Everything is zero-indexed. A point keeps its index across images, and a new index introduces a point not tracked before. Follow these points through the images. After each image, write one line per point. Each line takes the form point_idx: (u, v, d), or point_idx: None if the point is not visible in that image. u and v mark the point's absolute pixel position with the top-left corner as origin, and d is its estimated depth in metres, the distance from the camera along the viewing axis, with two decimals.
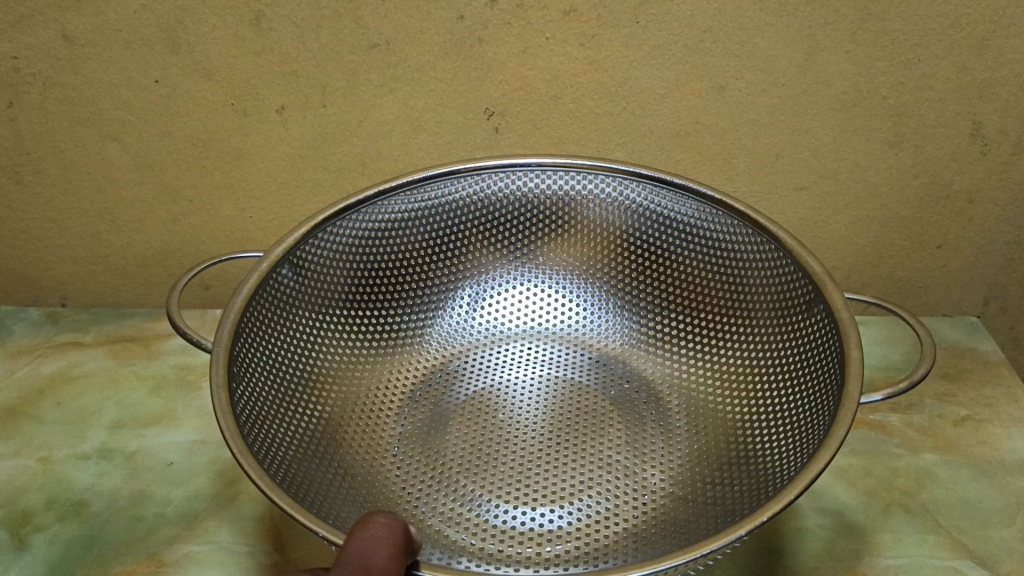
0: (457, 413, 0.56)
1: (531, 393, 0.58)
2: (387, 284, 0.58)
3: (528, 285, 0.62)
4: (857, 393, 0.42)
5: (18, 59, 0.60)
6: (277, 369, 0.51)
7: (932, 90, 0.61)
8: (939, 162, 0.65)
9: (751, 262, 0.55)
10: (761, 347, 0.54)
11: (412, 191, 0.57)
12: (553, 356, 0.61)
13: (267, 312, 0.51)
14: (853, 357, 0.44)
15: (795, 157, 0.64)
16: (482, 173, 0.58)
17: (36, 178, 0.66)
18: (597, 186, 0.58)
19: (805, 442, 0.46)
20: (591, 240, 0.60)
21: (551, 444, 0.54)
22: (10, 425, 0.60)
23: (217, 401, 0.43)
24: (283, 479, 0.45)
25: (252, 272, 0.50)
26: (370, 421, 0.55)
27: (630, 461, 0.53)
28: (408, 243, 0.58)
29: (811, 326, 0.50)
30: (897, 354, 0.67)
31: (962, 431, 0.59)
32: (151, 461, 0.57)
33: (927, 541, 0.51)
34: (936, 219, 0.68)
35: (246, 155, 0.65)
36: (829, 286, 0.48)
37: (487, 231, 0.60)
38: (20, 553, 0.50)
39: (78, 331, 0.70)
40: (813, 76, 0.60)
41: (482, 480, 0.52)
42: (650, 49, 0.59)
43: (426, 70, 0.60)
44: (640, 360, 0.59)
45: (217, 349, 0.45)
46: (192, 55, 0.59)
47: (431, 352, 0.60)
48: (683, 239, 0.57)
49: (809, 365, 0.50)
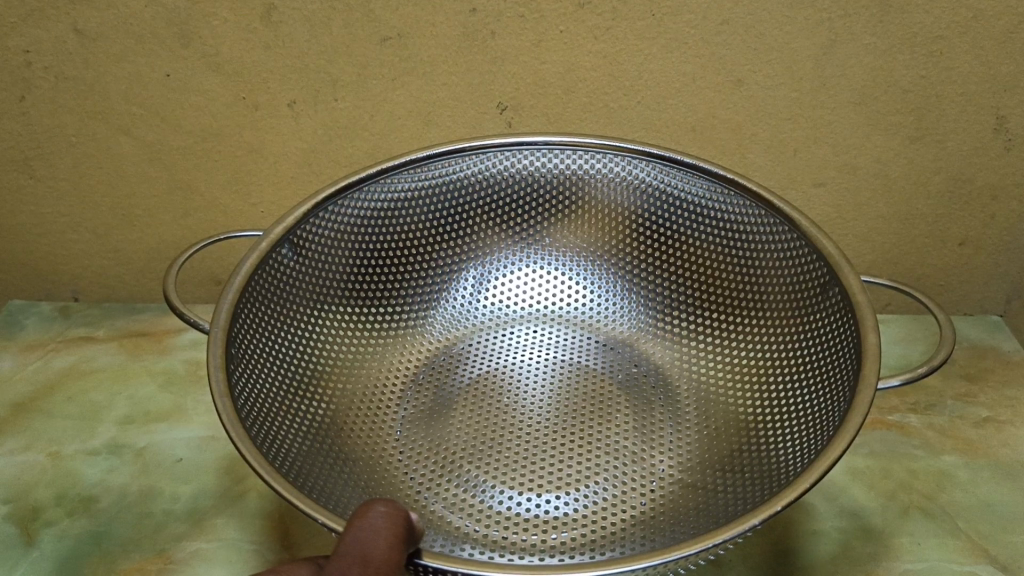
0: (461, 396, 0.56)
1: (538, 377, 0.57)
2: (391, 263, 0.58)
3: (534, 268, 0.61)
4: (874, 379, 0.41)
5: (29, 53, 0.60)
6: (278, 353, 0.51)
7: (955, 84, 0.59)
8: (961, 157, 0.63)
9: (764, 244, 0.53)
10: (773, 332, 0.53)
11: (417, 170, 0.56)
12: (560, 340, 0.60)
13: (267, 292, 0.51)
14: (870, 340, 0.43)
15: (813, 152, 0.63)
16: (488, 153, 0.57)
17: (48, 172, 0.66)
18: (605, 165, 0.57)
19: (818, 430, 0.45)
20: (599, 221, 0.59)
21: (556, 429, 0.53)
22: (21, 419, 0.59)
23: (215, 382, 0.42)
24: (284, 465, 0.44)
25: (251, 250, 0.49)
26: (374, 405, 0.55)
27: (638, 447, 0.52)
28: (413, 222, 0.58)
29: (826, 312, 0.49)
30: (917, 353, 0.66)
31: (983, 432, 0.57)
32: (160, 457, 0.56)
33: (946, 545, 0.49)
34: (958, 215, 0.67)
35: (258, 150, 0.65)
36: (843, 271, 0.47)
37: (494, 211, 0.59)
38: (28, 549, 0.50)
39: (90, 325, 0.70)
40: (832, 70, 0.59)
41: (487, 465, 0.51)
42: (666, 42, 0.58)
43: (437, 64, 0.59)
44: (648, 345, 0.58)
45: (214, 329, 0.44)
46: (203, 49, 0.59)
47: (435, 334, 0.59)
48: (692, 221, 0.56)
49: (823, 352, 0.49)
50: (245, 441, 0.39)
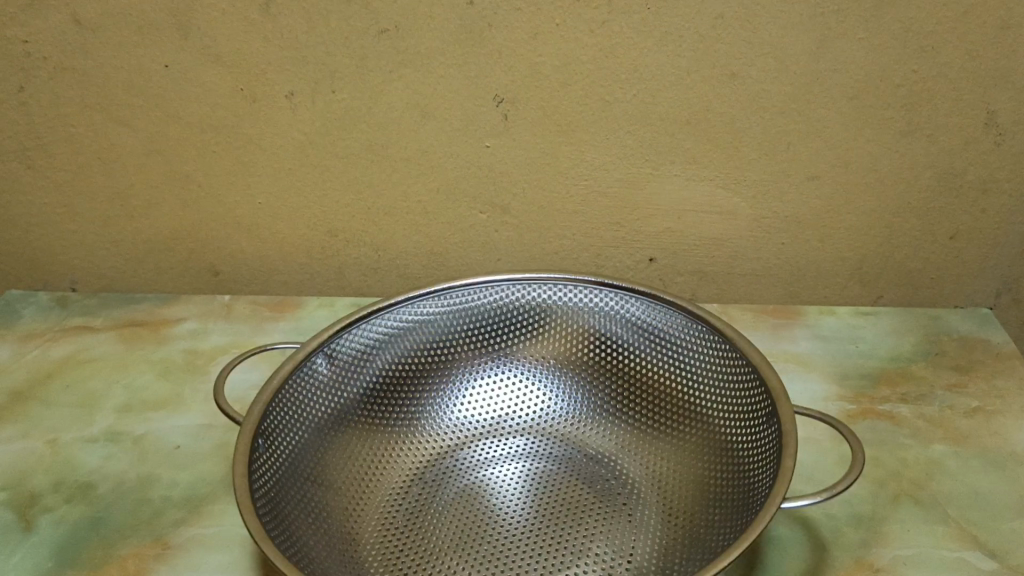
0: (453, 496, 0.54)
1: (514, 485, 0.55)
2: (396, 379, 0.58)
3: (523, 380, 0.61)
4: (791, 467, 0.43)
5: (29, 43, 0.60)
6: (294, 450, 0.51)
7: (946, 79, 0.60)
8: (952, 152, 0.64)
9: (704, 359, 0.55)
10: (715, 444, 0.53)
11: (436, 296, 0.58)
12: (539, 449, 0.58)
13: (297, 398, 0.52)
14: (786, 464, 0.43)
15: (807, 146, 0.64)
16: (497, 284, 0.59)
17: (46, 162, 0.66)
18: (577, 296, 0.60)
19: (746, 513, 0.45)
20: (575, 346, 0.60)
21: (533, 530, 0.51)
22: (19, 407, 0.60)
23: (238, 466, 0.44)
24: (273, 525, 0.44)
25: (288, 359, 0.52)
26: (358, 503, 0.53)
27: (603, 551, 0.49)
28: (415, 349, 0.59)
29: (754, 438, 0.50)
30: (907, 346, 0.67)
31: (972, 422, 0.58)
32: (157, 444, 0.57)
33: (935, 532, 0.50)
34: (949, 210, 0.67)
35: (255, 140, 0.64)
36: (779, 399, 0.47)
37: (482, 337, 0.60)
38: (26, 534, 0.50)
39: (87, 315, 0.70)
40: (825, 64, 0.60)
41: (469, 561, 0.49)
42: (661, 36, 0.59)
43: (435, 56, 0.60)
44: (627, 457, 0.56)
45: (246, 422, 0.46)
46: (202, 39, 0.60)
47: (437, 438, 0.58)
48: (652, 347, 0.58)
49: (754, 459, 0.49)
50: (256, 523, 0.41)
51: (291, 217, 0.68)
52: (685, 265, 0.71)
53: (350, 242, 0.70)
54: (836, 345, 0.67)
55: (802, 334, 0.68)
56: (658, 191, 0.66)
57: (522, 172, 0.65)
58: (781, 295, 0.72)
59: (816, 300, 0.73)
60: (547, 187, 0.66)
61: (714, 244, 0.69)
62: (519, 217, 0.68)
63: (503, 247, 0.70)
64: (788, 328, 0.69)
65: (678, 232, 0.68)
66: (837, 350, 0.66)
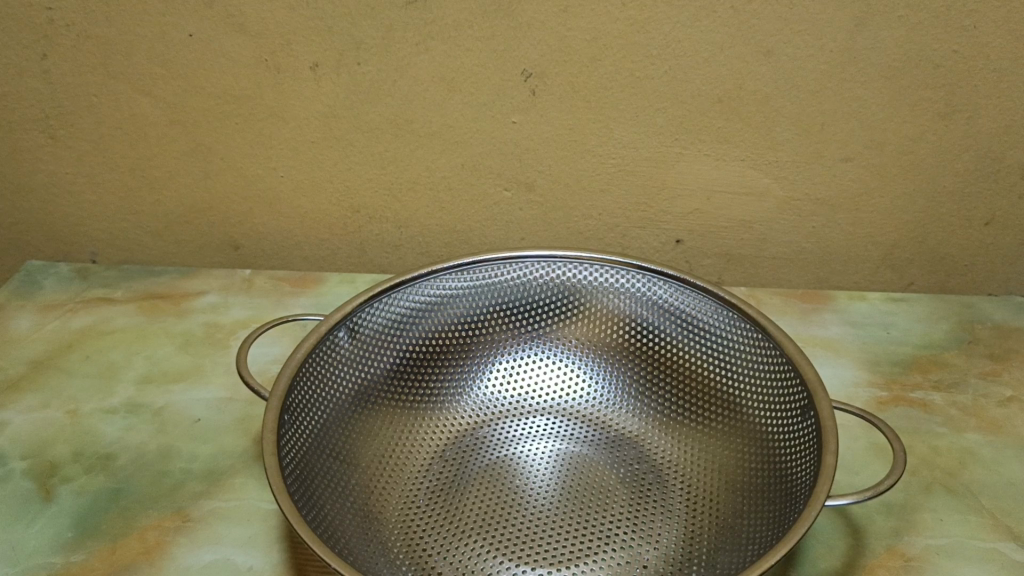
0: (477, 475, 0.53)
1: (542, 466, 0.54)
2: (421, 356, 0.57)
3: (551, 361, 0.60)
4: (833, 465, 0.42)
5: (53, 10, 0.59)
6: (318, 427, 0.50)
7: (987, 59, 0.59)
8: (990, 135, 0.62)
9: (741, 349, 0.54)
10: (747, 432, 0.52)
11: (463, 272, 0.58)
12: (564, 431, 0.57)
13: (320, 371, 0.51)
14: (828, 461, 0.42)
15: (842, 126, 0.62)
16: (526, 261, 0.58)
17: (68, 131, 0.66)
18: (606, 277, 0.59)
19: (786, 510, 0.44)
20: (603, 328, 0.59)
21: (558, 514, 0.50)
22: (39, 376, 0.60)
23: (268, 443, 0.43)
24: (303, 505, 0.44)
25: (311, 332, 0.50)
26: (381, 480, 0.52)
27: (632, 536, 0.48)
28: (443, 325, 0.58)
29: (793, 430, 0.48)
30: (940, 333, 0.65)
31: (1006, 412, 0.57)
32: (178, 417, 0.56)
33: (969, 522, 0.49)
34: (985, 196, 0.65)
35: (278, 113, 0.63)
36: (819, 396, 0.46)
37: (511, 315, 0.59)
38: (47, 504, 0.49)
39: (108, 287, 0.70)
40: (862, 42, 0.58)
41: (497, 540, 0.48)
42: (694, 10, 0.57)
43: (463, 29, 0.59)
44: (655, 441, 0.55)
45: (272, 397, 0.45)
46: (227, 8, 0.59)
47: (461, 417, 0.57)
48: (684, 334, 0.57)
49: (793, 454, 0.48)
50: (288, 503, 0.40)
51: (314, 191, 0.68)
52: (712, 248, 0.70)
53: (373, 217, 0.69)
54: (867, 331, 0.65)
55: (832, 319, 0.67)
56: (687, 170, 0.65)
57: (548, 150, 0.64)
58: (810, 279, 0.71)
59: (845, 285, 0.71)
60: (573, 164, 0.65)
61: (743, 226, 0.68)
62: (544, 195, 0.67)
63: (526, 226, 0.69)
64: (818, 313, 0.68)
65: (707, 214, 0.67)
66: (868, 335, 0.65)
